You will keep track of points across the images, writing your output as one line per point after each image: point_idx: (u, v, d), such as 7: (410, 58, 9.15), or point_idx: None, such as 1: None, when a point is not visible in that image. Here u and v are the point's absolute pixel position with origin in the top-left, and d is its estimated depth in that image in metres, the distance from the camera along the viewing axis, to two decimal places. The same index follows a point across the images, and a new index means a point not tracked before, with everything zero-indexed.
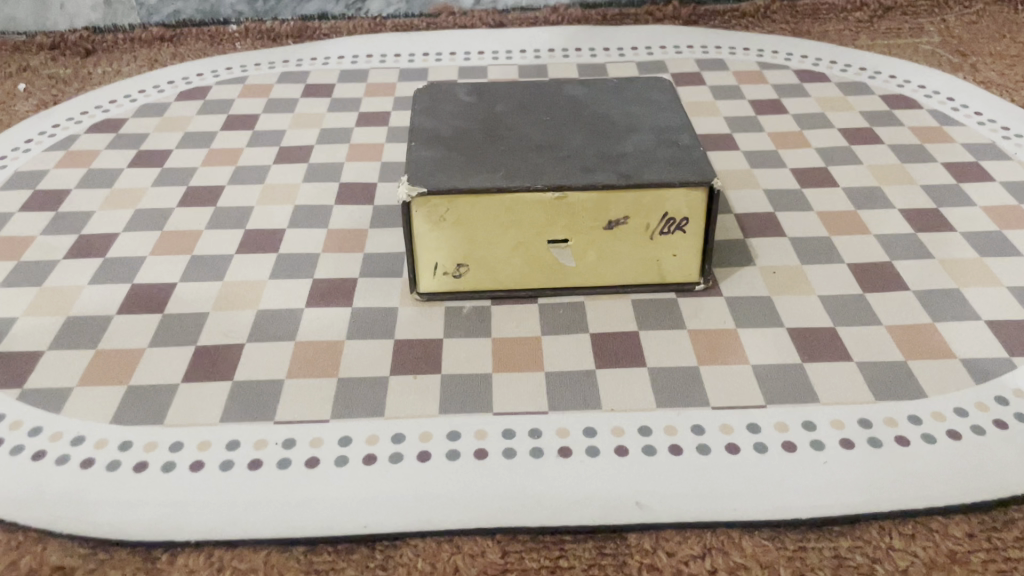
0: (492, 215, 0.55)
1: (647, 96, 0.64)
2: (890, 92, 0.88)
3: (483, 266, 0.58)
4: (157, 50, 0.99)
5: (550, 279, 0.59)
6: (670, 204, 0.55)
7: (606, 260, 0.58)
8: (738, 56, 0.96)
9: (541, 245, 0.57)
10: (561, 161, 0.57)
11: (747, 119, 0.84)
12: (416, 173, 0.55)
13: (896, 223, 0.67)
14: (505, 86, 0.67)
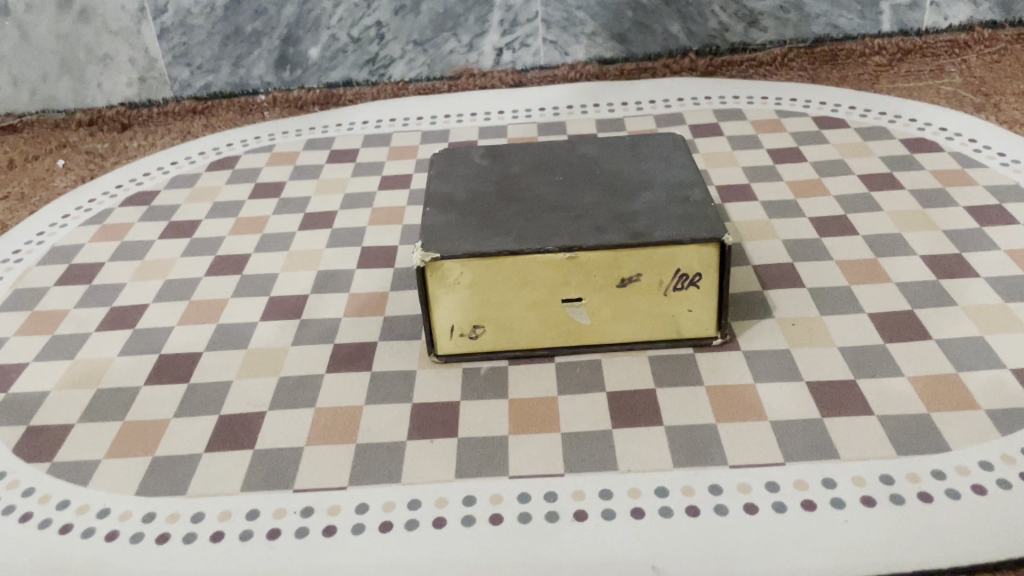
0: (505, 277, 0.56)
1: (660, 152, 0.65)
2: (911, 135, 0.87)
3: (498, 327, 0.59)
4: (189, 123, 1.04)
5: (566, 337, 0.59)
6: (681, 259, 0.56)
7: (621, 317, 0.58)
8: (756, 105, 0.97)
9: (555, 304, 0.58)
10: (573, 221, 0.57)
11: (766, 168, 0.84)
12: (430, 237, 0.56)
13: (917, 270, 0.66)
14: (519, 147, 0.68)
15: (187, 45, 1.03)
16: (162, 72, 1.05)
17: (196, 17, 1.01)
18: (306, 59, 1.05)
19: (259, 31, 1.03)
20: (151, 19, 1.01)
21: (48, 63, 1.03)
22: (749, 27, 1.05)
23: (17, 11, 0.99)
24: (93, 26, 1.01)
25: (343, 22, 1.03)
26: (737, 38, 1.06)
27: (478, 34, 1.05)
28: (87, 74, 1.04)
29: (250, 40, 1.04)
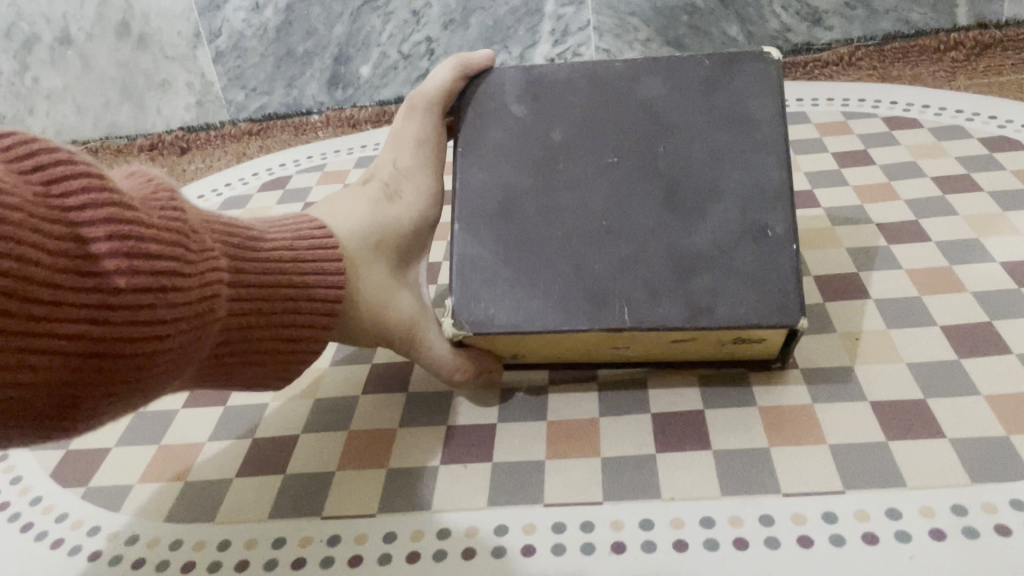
0: (545, 338, 0.52)
1: (743, 116, 0.55)
2: (990, 134, 0.81)
3: (534, 357, 0.56)
4: (246, 144, 1.05)
5: (608, 359, 0.56)
6: (745, 332, 0.50)
7: (668, 355, 0.55)
8: (820, 107, 0.92)
9: (597, 348, 0.54)
10: (622, 264, 0.52)
11: (831, 173, 0.79)
12: (465, 302, 0.53)
13: (997, 278, 0.60)
14: (569, 84, 0.58)
15: (241, 67, 1.05)
16: (218, 95, 1.07)
17: (249, 41, 1.03)
18: (357, 77, 1.06)
19: (311, 51, 1.04)
20: (207, 43, 1.03)
21: (110, 91, 1.06)
22: (814, 26, 1.00)
23: (78, 40, 1.02)
24: (151, 52, 1.03)
25: (393, 39, 1.03)
26: (801, 38, 1.01)
27: (529, 46, 1.04)
28: (147, 100, 1.07)
29: (303, 61, 1.04)
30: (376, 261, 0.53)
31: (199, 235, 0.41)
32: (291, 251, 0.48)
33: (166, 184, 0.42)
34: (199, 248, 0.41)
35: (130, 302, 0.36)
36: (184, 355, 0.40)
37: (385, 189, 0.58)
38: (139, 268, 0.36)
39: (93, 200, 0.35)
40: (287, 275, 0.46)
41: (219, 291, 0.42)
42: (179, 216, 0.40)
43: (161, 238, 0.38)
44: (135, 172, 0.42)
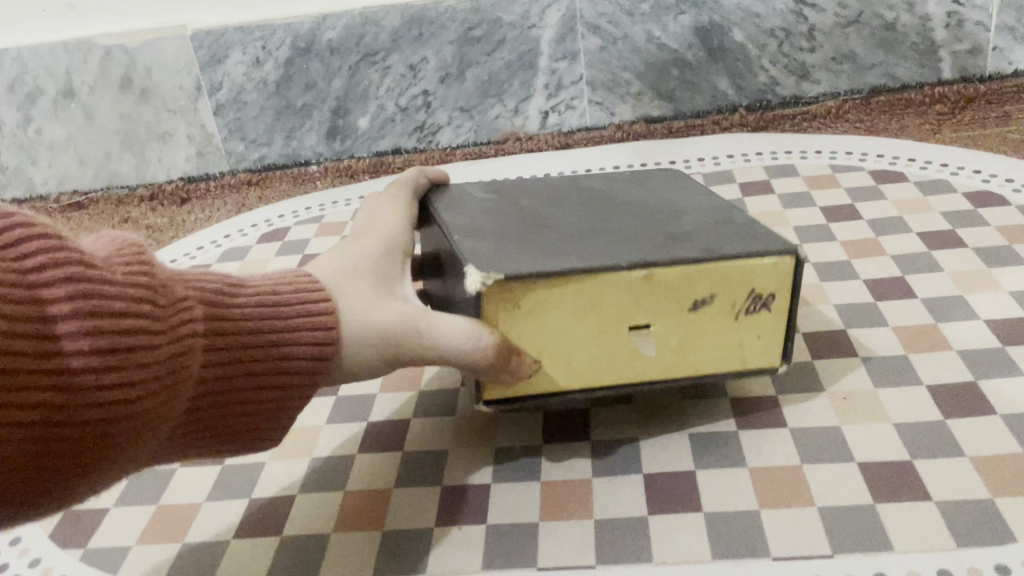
0: (572, 304, 0.50)
1: (675, 188, 0.64)
2: (975, 189, 0.83)
3: (557, 363, 0.53)
4: (245, 194, 1.07)
5: (625, 367, 0.53)
6: (756, 279, 0.52)
7: (689, 347, 0.54)
8: (809, 160, 0.94)
9: (622, 333, 0.52)
10: (624, 239, 0.53)
11: (820, 228, 0.81)
12: (484, 259, 0.50)
13: (982, 336, 0.62)
14: (520, 184, 0.66)
15: (240, 120, 1.07)
16: (218, 146, 1.09)
17: (249, 94, 1.05)
18: (356, 129, 1.07)
19: (309, 103, 1.06)
20: (207, 96, 1.05)
21: (112, 142, 1.08)
22: (801, 80, 1.02)
23: (82, 93, 1.05)
24: (153, 105, 1.06)
25: (390, 92, 1.05)
26: (788, 91, 1.03)
27: (523, 99, 1.06)
28: (148, 151, 1.09)
29: (301, 113, 1.06)
30: (362, 279, 0.52)
31: (167, 288, 0.42)
32: (276, 294, 0.48)
33: (137, 245, 0.43)
34: (166, 301, 0.42)
35: (90, 360, 0.37)
36: (158, 408, 0.40)
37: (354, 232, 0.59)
38: (98, 327, 0.37)
39: (46, 264, 0.36)
40: (276, 323, 0.46)
41: (193, 346, 0.42)
42: (145, 272, 0.41)
43: (123, 293, 0.39)
44: (108, 236, 0.44)
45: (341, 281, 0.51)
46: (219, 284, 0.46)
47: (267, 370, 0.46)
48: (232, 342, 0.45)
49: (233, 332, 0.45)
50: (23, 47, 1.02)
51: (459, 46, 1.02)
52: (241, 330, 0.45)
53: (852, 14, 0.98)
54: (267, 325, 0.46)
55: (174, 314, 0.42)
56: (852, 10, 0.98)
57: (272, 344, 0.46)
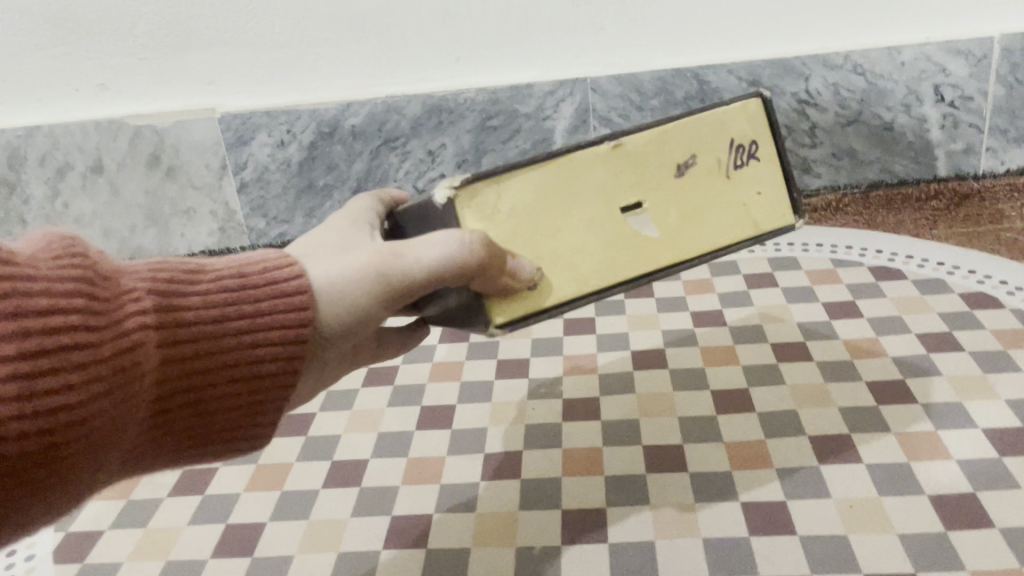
0: (557, 189, 0.53)
1: None
2: (970, 289, 0.87)
3: (563, 265, 0.54)
4: None
5: (642, 256, 0.55)
6: (729, 129, 0.57)
7: (689, 222, 0.57)
8: (810, 253, 0.99)
9: (618, 216, 0.55)
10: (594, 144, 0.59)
11: (823, 324, 0.84)
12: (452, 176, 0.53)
13: (980, 446, 0.65)
14: None
15: (264, 198, 1.11)
16: (241, 222, 1.13)
17: (273, 172, 1.09)
18: None
19: (331, 183, 1.10)
20: (232, 174, 1.09)
21: (137, 217, 1.12)
22: (803, 173, 1.07)
23: (110, 169, 1.09)
24: (179, 182, 1.10)
25: (409, 176, 1.11)
26: None
27: None
28: (172, 226, 1.13)
29: (323, 193, 1.11)
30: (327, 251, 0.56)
31: (109, 284, 0.45)
32: (237, 279, 0.50)
33: (68, 243, 0.46)
34: (109, 300, 0.45)
35: (35, 365, 0.40)
36: (113, 405, 0.44)
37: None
38: (32, 325, 0.40)
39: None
40: (231, 306, 0.49)
41: (142, 335, 0.45)
42: (80, 270, 0.44)
43: (60, 296, 0.42)
44: (38, 238, 0.47)
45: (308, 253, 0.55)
46: (171, 275, 0.49)
47: (226, 349, 0.49)
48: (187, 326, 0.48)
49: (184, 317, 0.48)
50: (55, 124, 1.06)
51: (476, 134, 1.08)
52: (194, 320, 0.48)
53: (851, 113, 1.03)
54: (221, 307, 0.49)
55: (118, 313, 0.45)
56: (852, 110, 1.03)
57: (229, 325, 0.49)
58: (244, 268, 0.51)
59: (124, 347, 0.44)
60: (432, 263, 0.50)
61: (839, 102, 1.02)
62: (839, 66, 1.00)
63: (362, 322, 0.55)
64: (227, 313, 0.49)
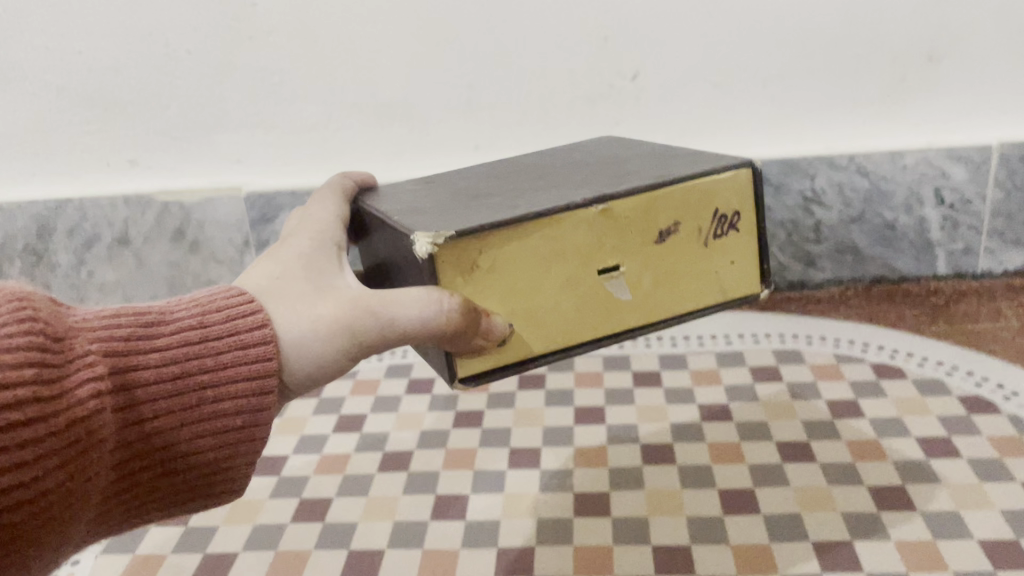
0: (541, 252, 0.61)
1: (615, 153, 0.79)
2: (967, 391, 0.90)
3: (538, 319, 0.63)
4: None
5: (605, 313, 0.65)
6: (716, 200, 0.65)
7: (660, 283, 0.66)
8: (814, 346, 1.02)
9: (593, 276, 0.63)
10: (584, 188, 0.65)
11: (826, 422, 0.87)
12: (445, 224, 0.60)
13: (976, 558, 0.67)
14: (462, 176, 0.79)
15: None
16: None
17: None
18: None
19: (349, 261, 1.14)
20: (254, 251, 1.13)
21: (158, 287, 1.15)
22: (806, 266, 1.11)
23: (136, 242, 1.13)
24: (202, 256, 1.13)
25: None
26: (796, 275, 1.12)
27: None
28: None
29: None
30: (292, 289, 0.60)
31: (65, 340, 0.48)
32: (195, 330, 0.54)
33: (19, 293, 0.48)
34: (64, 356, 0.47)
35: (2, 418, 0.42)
36: (77, 454, 0.47)
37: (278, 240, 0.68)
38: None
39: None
40: (189, 359, 0.53)
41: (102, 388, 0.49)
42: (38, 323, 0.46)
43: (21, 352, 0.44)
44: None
45: (270, 291, 0.59)
46: (129, 329, 0.52)
47: (185, 398, 0.53)
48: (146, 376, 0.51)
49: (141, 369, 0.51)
50: (85, 198, 1.10)
51: None
52: (153, 371, 0.51)
53: (856, 211, 1.07)
54: (180, 359, 0.52)
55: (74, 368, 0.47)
56: (856, 208, 1.07)
57: (191, 375, 0.53)
58: (204, 318, 0.55)
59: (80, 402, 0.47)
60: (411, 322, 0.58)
61: (843, 200, 1.07)
62: (843, 166, 1.05)
63: (329, 367, 0.59)
64: (188, 366, 0.53)
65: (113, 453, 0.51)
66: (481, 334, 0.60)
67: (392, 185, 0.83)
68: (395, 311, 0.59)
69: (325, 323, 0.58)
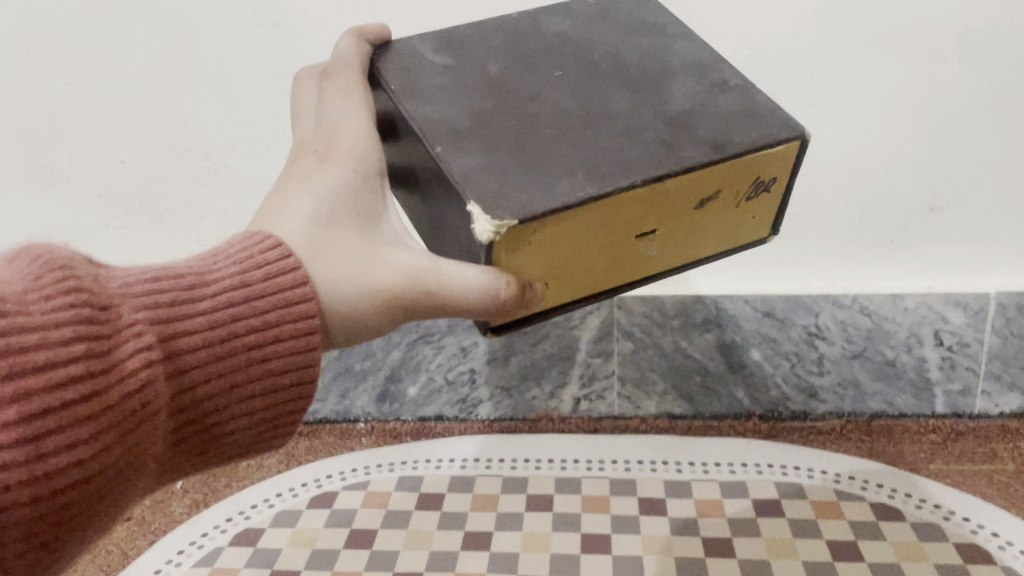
0: (589, 226, 0.63)
1: (638, 42, 0.78)
2: (962, 538, 0.94)
3: (573, 274, 0.68)
4: (294, 443, 1.18)
5: (633, 265, 0.70)
6: (759, 169, 0.68)
7: (686, 239, 0.71)
8: (815, 480, 1.05)
9: (632, 239, 0.67)
10: (634, 138, 0.66)
11: (825, 564, 0.91)
12: (498, 200, 0.60)
13: None
14: (484, 44, 0.79)
15: None
16: None
17: None
18: (404, 395, 1.18)
19: (366, 368, 1.17)
20: None
21: None
22: (809, 398, 1.14)
23: None
24: None
25: (440, 367, 1.17)
26: (798, 405, 1.15)
27: (559, 385, 1.16)
28: None
29: (358, 377, 1.18)
30: (342, 241, 0.70)
31: (118, 311, 0.58)
32: (234, 293, 0.65)
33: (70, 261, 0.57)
34: (113, 323, 0.57)
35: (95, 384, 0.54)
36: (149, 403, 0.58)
37: (322, 156, 0.75)
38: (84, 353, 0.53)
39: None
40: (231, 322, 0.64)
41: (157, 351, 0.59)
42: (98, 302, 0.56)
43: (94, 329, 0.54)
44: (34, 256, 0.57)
45: (321, 250, 0.69)
46: (173, 295, 0.62)
47: (230, 353, 0.64)
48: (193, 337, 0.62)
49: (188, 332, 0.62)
50: None
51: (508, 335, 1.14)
52: (198, 329, 0.62)
53: (857, 347, 1.12)
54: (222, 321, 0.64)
55: (124, 333, 0.57)
56: (857, 345, 1.11)
57: (234, 332, 0.64)
58: (245, 277, 0.66)
59: (129, 364, 0.56)
60: (460, 303, 0.65)
61: (845, 336, 1.11)
62: (846, 305, 1.10)
63: (378, 317, 0.70)
64: (226, 325, 0.64)
65: (172, 396, 0.62)
66: (525, 305, 0.66)
67: (410, 45, 0.80)
68: (445, 276, 0.65)
69: (372, 289, 0.69)
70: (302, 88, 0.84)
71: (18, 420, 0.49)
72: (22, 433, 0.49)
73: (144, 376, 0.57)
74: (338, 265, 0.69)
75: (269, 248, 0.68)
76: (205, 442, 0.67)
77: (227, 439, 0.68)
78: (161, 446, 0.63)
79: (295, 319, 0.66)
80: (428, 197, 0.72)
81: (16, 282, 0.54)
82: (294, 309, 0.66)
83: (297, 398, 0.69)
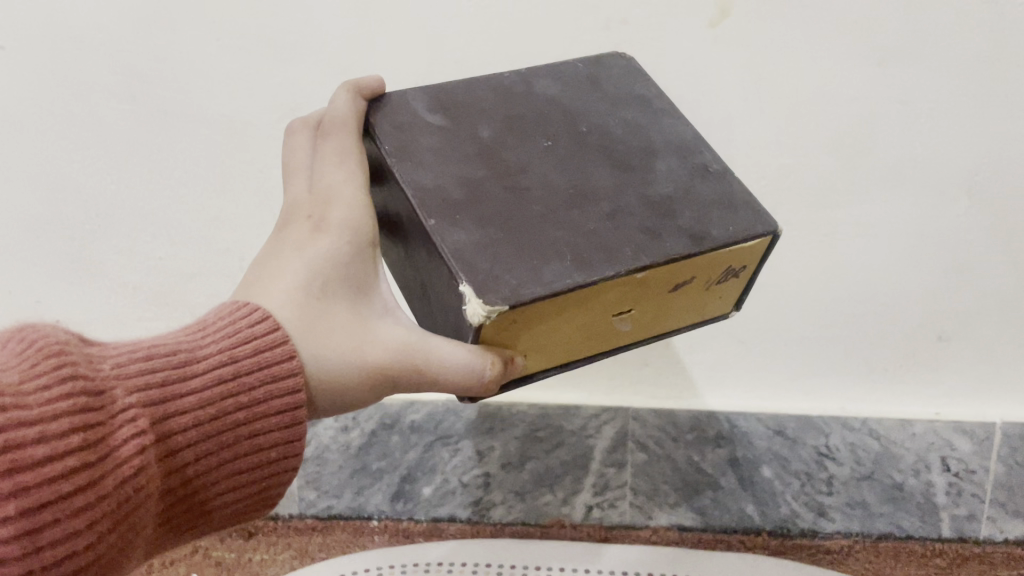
0: (570, 308, 0.67)
1: (628, 116, 0.82)
2: None
3: (549, 348, 0.72)
4: (307, 538, 1.20)
5: (605, 338, 0.75)
6: (733, 260, 0.73)
7: (657, 317, 0.75)
8: None
9: (609, 317, 0.71)
10: (619, 224, 0.70)
11: None
12: (488, 284, 0.63)
13: None
14: (477, 101, 0.81)
15: (319, 473, 1.20)
16: (292, 493, 1.20)
17: (331, 452, 1.20)
18: (418, 495, 1.20)
19: (383, 467, 1.19)
20: None
21: None
22: (819, 516, 1.16)
23: None
24: None
25: (456, 469, 1.19)
26: (808, 523, 1.16)
27: (572, 492, 1.17)
28: None
29: (374, 475, 1.20)
30: (333, 317, 0.72)
31: (114, 394, 0.59)
32: (228, 370, 0.66)
33: (72, 345, 0.59)
34: (107, 408, 0.58)
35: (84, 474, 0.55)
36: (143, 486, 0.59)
37: (317, 226, 0.76)
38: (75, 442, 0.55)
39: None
40: (222, 398, 0.65)
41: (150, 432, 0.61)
42: (92, 385, 0.58)
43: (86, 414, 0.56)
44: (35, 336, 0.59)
45: (313, 326, 0.71)
46: (165, 372, 0.63)
47: (224, 429, 0.66)
48: (187, 414, 0.64)
49: (182, 409, 0.63)
50: None
51: (523, 441, 1.17)
52: (190, 405, 0.64)
53: (866, 469, 1.14)
54: (214, 397, 0.65)
55: (116, 419, 0.59)
56: (866, 467, 1.14)
57: (225, 409, 0.66)
58: (234, 353, 0.67)
59: (120, 450, 0.58)
60: (446, 383, 0.70)
61: (855, 458, 1.14)
62: (856, 428, 1.13)
63: (365, 391, 0.73)
64: (216, 401, 0.65)
65: (167, 472, 0.64)
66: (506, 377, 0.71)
67: (405, 97, 0.82)
68: (433, 356, 0.70)
69: (362, 366, 0.72)
70: (295, 138, 0.85)
71: (16, 514, 0.51)
72: (18, 529, 0.51)
73: (136, 461, 0.59)
74: (327, 341, 0.71)
75: (259, 322, 0.69)
76: (195, 516, 0.68)
77: (216, 512, 0.69)
78: (156, 520, 0.64)
79: (283, 394, 0.68)
80: (418, 268, 0.76)
81: (11, 370, 0.56)
82: (283, 384, 0.68)
83: (286, 468, 0.70)
